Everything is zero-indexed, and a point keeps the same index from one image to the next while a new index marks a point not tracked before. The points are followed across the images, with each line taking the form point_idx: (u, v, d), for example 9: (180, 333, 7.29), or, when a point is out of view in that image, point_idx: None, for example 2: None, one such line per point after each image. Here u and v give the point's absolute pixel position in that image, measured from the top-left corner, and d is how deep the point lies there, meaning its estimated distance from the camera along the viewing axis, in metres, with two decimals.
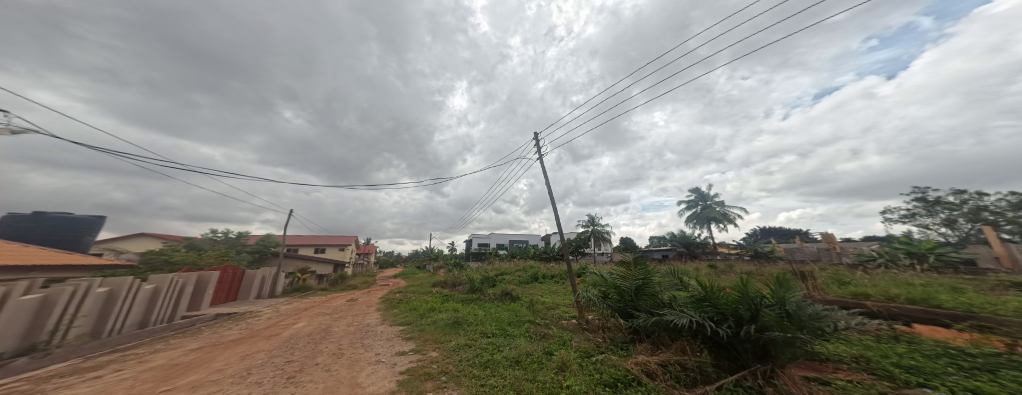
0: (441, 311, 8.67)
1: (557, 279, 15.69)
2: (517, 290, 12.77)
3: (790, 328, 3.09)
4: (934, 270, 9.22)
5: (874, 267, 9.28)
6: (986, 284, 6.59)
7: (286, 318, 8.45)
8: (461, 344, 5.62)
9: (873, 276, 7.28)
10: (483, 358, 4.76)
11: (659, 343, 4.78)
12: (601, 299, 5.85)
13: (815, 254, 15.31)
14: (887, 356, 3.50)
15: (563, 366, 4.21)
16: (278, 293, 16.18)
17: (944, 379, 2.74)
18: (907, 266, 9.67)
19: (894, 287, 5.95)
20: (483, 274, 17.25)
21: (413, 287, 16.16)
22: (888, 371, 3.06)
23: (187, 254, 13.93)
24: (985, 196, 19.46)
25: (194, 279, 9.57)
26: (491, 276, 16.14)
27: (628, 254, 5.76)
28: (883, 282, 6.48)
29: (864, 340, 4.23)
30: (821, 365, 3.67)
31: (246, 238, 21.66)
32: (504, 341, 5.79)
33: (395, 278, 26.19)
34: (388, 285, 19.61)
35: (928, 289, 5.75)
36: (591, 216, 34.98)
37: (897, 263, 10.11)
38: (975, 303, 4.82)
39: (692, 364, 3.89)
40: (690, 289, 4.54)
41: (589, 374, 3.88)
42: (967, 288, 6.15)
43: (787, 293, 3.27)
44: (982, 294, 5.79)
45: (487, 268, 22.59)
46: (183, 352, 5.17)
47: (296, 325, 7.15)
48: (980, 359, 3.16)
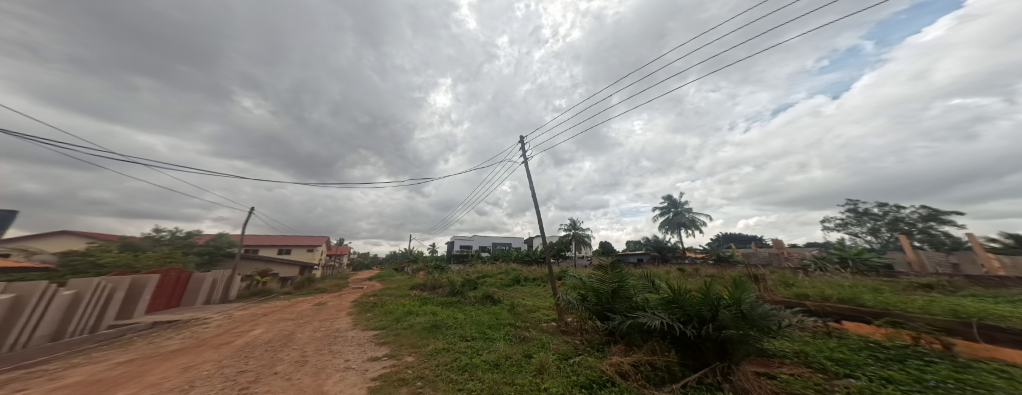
0: (418, 314, 8.46)
1: (538, 282, 15.80)
2: (499, 293, 12.75)
3: (743, 327, 3.38)
4: (860, 272, 10.39)
5: (813, 271, 10.29)
6: (901, 285, 7.52)
7: (242, 325, 7.80)
8: (439, 347, 5.57)
9: (812, 278, 8.05)
10: (462, 361, 4.69)
11: (632, 343, 4.97)
12: (579, 301, 5.98)
13: (766, 259, 16.71)
14: (822, 351, 3.89)
15: (541, 368, 4.26)
16: (233, 298, 14.97)
17: (865, 368, 3.11)
18: (840, 269, 10.81)
19: (829, 288, 6.62)
20: (465, 276, 17.08)
21: (389, 290, 15.59)
22: (822, 364, 3.40)
23: (121, 255, 12.48)
24: (902, 208, 22.06)
25: (127, 283, 8.62)
26: (474, 279, 15.95)
27: (606, 258, 5.96)
28: (820, 284, 7.19)
29: (804, 336, 4.65)
30: (769, 360, 3.97)
31: (196, 237, 19.86)
32: (483, 344, 5.74)
33: (370, 280, 25.16)
34: (362, 288, 18.80)
35: (854, 290, 6.48)
36: (572, 220, 35.66)
37: (831, 266, 11.28)
38: (892, 302, 5.49)
39: (661, 363, 4.12)
40: (661, 292, 4.74)
41: (566, 376, 3.95)
42: (886, 289, 6.98)
43: (742, 294, 3.58)
44: (896, 294, 6.60)
45: (470, 271, 22.39)
46: (109, 366, 4.63)
47: (253, 332, 6.65)
48: (897, 351, 3.59)
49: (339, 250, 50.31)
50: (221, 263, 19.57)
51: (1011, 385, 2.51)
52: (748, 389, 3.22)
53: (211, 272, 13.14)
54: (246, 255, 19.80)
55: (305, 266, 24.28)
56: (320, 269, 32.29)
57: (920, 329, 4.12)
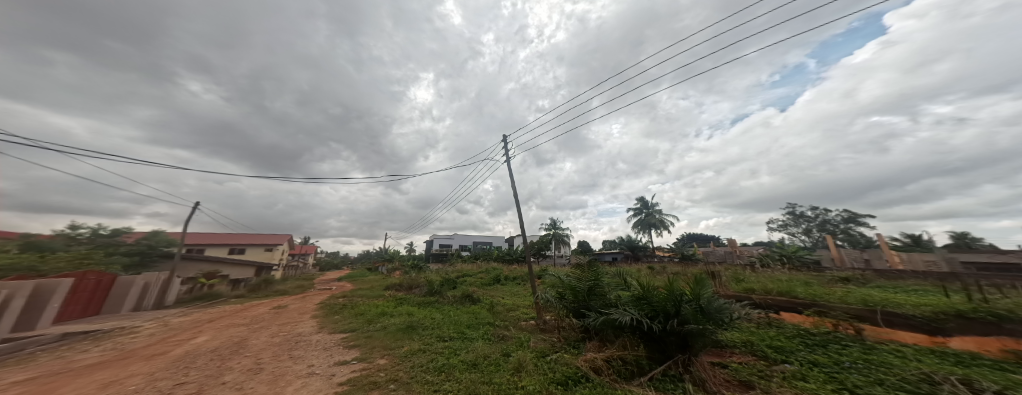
0: (391, 315, 8.19)
1: (518, 282, 15.90)
2: (480, 292, 12.67)
3: (701, 320, 3.65)
4: (795, 268, 11.66)
5: (759, 267, 11.33)
6: (826, 279, 8.50)
7: (180, 333, 7.07)
8: (416, 348, 5.47)
9: (758, 274, 8.86)
10: (439, 362, 4.62)
11: (605, 339, 5.16)
12: (557, 299, 6.10)
13: (722, 256, 18.18)
14: (765, 339, 4.32)
15: (519, 366, 4.30)
16: (169, 303, 13.46)
17: (797, 353, 3.51)
18: (781, 265, 12.02)
19: (771, 282, 7.34)
20: (444, 275, 16.80)
21: (361, 291, 14.90)
22: (764, 352, 3.77)
23: (23, 256, 10.77)
24: (829, 211, 25.01)
25: (28, 289, 7.50)
26: (453, 279, 15.74)
27: (583, 257, 6.14)
28: (765, 279, 7.93)
29: (750, 327, 5.12)
30: (721, 351, 4.32)
31: (125, 235, 17.60)
32: (462, 344, 5.68)
33: (338, 281, 24.01)
34: (329, 290, 17.82)
35: (790, 284, 7.23)
36: (552, 219, 36.28)
37: (774, 263, 12.51)
38: (816, 293, 6.19)
39: (631, 358, 4.34)
40: (632, 289, 4.96)
41: (543, 374, 4.03)
42: (814, 282, 7.87)
43: (701, 290, 3.88)
44: (822, 286, 7.47)
45: (449, 270, 22.10)
46: (2, 387, 4.01)
47: (195, 341, 6.07)
48: (820, 336, 4.11)
49: (307, 250, 47.24)
50: (153, 265, 17.50)
51: (902, 362, 3.00)
52: (705, 379, 3.49)
53: (141, 275, 11.88)
54: (185, 255, 17.64)
55: (261, 266, 22.47)
56: (279, 269, 30.12)
57: (835, 315, 4.76)
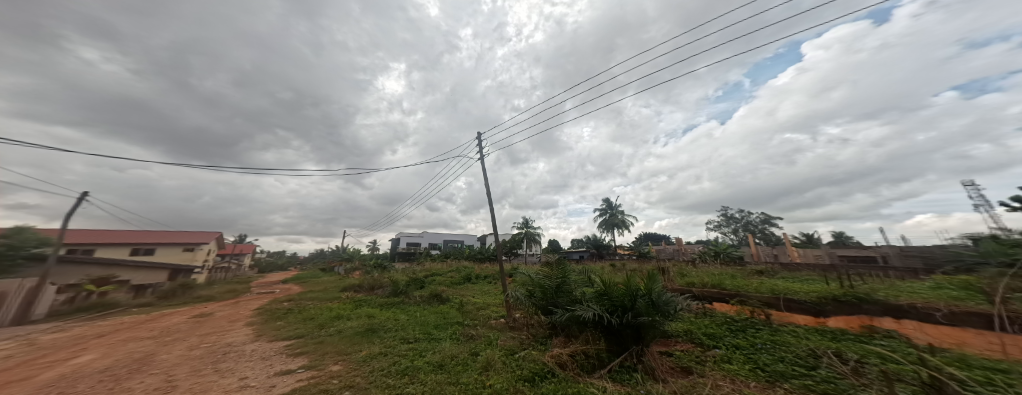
0: (347, 319, 7.64)
1: (490, 280, 15.82)
2: (449, 291, 12.36)
3: (652, 313, 4.02)
4: (726, 262, 13.24)
5: (699, 263, 12.64)
6: (746, 273, 9.57)
7: (55, 353, 5.86)
8: (377, 351, 5.19)
9: (699, 269, 9.87)
10: (402, 365, 4.41)
11: (570, 334, 5.32)
12: (527, 297, 6.11)
13: (670, 254, 19.96)
14: (706, 328, 4.82)
15: (487, 365, 4.26)
16: (36, 317, 10.37)
17: (726, 341, 3.96)
18: (717, 260, 13.55)
19: (706, 276, 8.24)
20: (411, 275, 16.18)
21: (312, 294, 13.69)
22: (701, 339, 4.23)
23: None
24: (751, 213, 28.75)
25: None
26: (422, 278, 15.22)
27: (553, 255, 6.26)
28: (704, 273, 8.86)
29: (693, 317, 5.63)
30: (668, 340, 4.74)
31: None
32: (427, 345, 5.49)
33: (287, 283, 21.92)
34: (274, 293, 16.15)
35: (720, 277, 8.17)
36: (524, 219, 36.74)
37: (711, 258, 14.02)
38: (740, 284, 6.97)
39: (593, 352, 4.55)
40: (595, 285, 5.13)
41: (510, 371, 4.03)
42: (738, 275, 8.99)
43: (654, 285, 4.22)
44: (744, 278, 8.58)
45: (417, 270, 21.33)
46: None
47: (80, 361, 5.07)
48: (741, 322, 4.83)
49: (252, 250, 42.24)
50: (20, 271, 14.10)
51: (796, 341, 3.82)
52: (655, 368, 3.80)
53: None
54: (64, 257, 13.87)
55: (179, 269, 19.37)
56: (208, 271, 26.37)
57: (750, 302, 5.51)
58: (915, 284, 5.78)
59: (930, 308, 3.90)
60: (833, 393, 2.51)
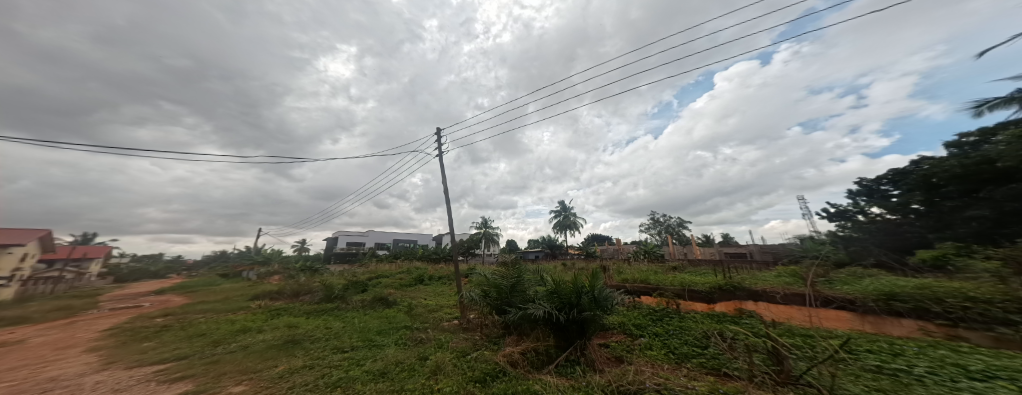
0: (258, 332, 6.55)
1: (444, 281, 15.26)
2: (397, 294, 11.50)
3: (594, 308, 4.34)
4: (653, 259, 15.07)
5: (633, 261, 14.13)
6: (665, 268, 10.97)
7: None
8: (303, 363, 4.57)
9: (634, 267, 10.99)
10: (333, 377, 3.93)
11: (522, 332, 5.38)
12: (482, 297, 5.97)
13: (612, 253, 21.89)
14: (638, 320, 5.36)
15: (436, 368, 4.01)
16: None
17: (657, 333, 4.72)
18: (647, 258, 15.32)
19: (635, 273, 9.24)
20: (351, 277, 14.69)
21: (211, 304, 11.34)
22: (637, 332, 4.89)
23: None
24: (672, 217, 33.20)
25: None
26: (364, 281, 13.94)
27: (509, 255, 6.23)
28: (635, 270, 9.91)
29: (628, 310, 6.14)
30: (607, 333, 5.17)
31: None
32: (367, 353, 5.00)
33: (181, 292, 17.87)
34: (155, 306, 12.96)
35: (645, 273, 9.22)
36: (483, 218, 36.51)
37: (642, 256, 15.83)
38: (661, 278, 7.68)
39: (542, 348, 4.69)
40: (547, 284, 5.26)
41: (462, 373, 3.87)
42: (658, 270, 10.32)
43: (597, 282, 4.57)
44: (663, 272, 9.87)
45: (359, 272, 19.49)
46: None
47: None
48: (660, 313, 5.57)
49: (111, 249, 32.07)
50: None
51: (695, 324, 4.77)
52: (595, 359, 4.07)
53: None
54: None
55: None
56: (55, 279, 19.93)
57: (663, 293, 6.22)
58: (768, 273, 7.38)
59: (772, 291, 5.14)
60: (717, 367, 3.35)
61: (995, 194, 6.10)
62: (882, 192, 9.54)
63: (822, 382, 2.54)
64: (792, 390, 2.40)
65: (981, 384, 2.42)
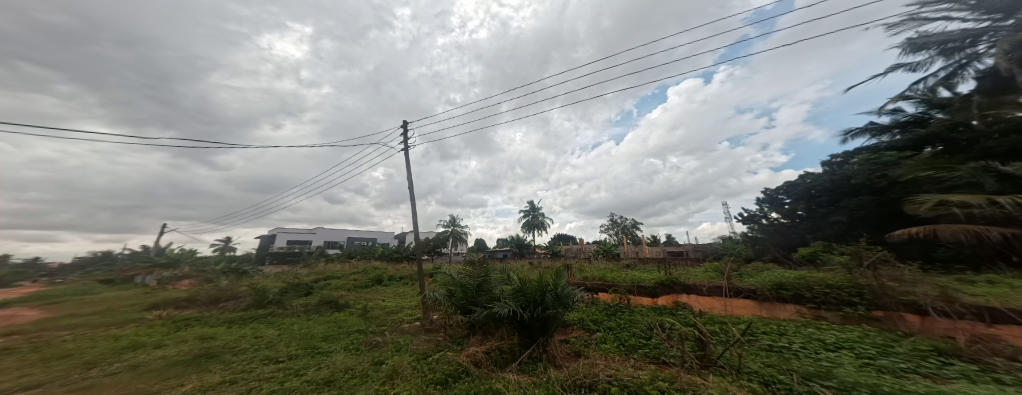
0: (158, 347, 5.57)
1: (405, 281, 14.59)
2: (348, 297, 10.71)
3: (557, 305, 4.49)
4: (610, 258, 16.07)
5: (593, 259, 14.88)
6: (620, 266, 11.71)
7: None
8: (224, 377, 3.97)
9: (593, 265, 11.58)
10: (267, 390, 3.50)
11: (486, 332, 5.33)
12: (446, 297, 5.78)
13: (575, 252, 22.85)
14: (596, 316, 5.64)
15: (393, 372, 3.78)
16: None
17: (610, 326, 5.03)
18: (605, 257, 16.28)
19: (592, 271, 9.84)
20: (294, 280, 13.24)
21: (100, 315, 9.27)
22: (593, 326, 5.17)
23: None
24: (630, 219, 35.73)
25: None
26: (309, 282, 12.71)
27: (476, 254, 6.10)
28: (592, 268, 10.48)
29: (587, 306, 6.44)
30: (568, 328, 5.35)
31: None
32: (309, 362, 4.55)
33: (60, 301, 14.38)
34: None
35: (600, 270, 9.84)
36: (452, 217, 35.74)
37: (601, 255, 16.77)
38: (615, 276, 8.22)
39: (506, 346, 4.70)
40: (513, 282, 5.27)
41: (422, 376, 3.70)
42: (612, 268, 11.05)
43: (560, 280, 4.73)
44: (616, 270, 10.60)
45: (305, 273, 17.71)
46: None
47: None
48: (616, 308, 5.94)
49: None
50: None
51: (642, 317, 5.19)
52: (554, 355, 4.19)
53: None
54: None
55: None
56: None
57: (617, 289, 6.60)
58: (698, 268, 8.35)
59: (700, 283, 5.77)
60: (658, 356, 3.67)
61: (854, 204, 7.86)
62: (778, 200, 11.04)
63: (731, 362, 3.00)
64: (711, 371, 2.86)
65: (836, 355, 3.12)
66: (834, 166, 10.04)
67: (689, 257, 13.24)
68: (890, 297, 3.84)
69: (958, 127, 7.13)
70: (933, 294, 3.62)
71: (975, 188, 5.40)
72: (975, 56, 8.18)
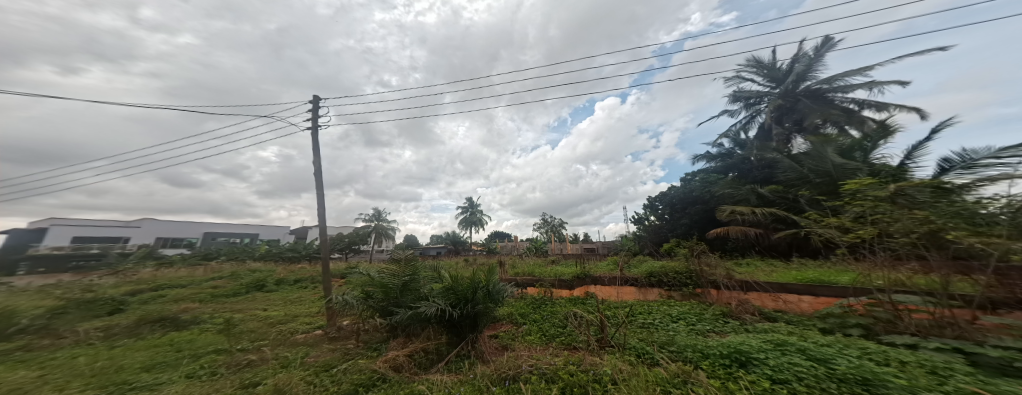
0: None
1: (305, 284, 11.64)
2: (219, 302, 8.34)
3: (487, 301, 4.53)
4: (537, 254, 17.07)
5: (525, 256, 15.51)
6: (546, 262, 12.50)
7: None
8: None
9: (522, 262, 12.06)
10: None
11: (410, 333, 5.00)
12: (361, 300, 5.14)
13: (509, 249, 23.54)
14: (526, 311, 5.82)
15: (281, 388, 3.07)
16: None
17: (534, 319, 5.32)
18: (533, 254, 17.17)
19: (524, 267, 10.34)
20: (130, 283, 9.57)
21: None
22: (520, 319, 5.41)
23: None
24: (559, 219, 38.94)
25: None
26: (112, 297, 7.98)
27: (404, 250, 5.51)
28: (524, 265, 10.94)
29: (515, 302, 6.61)
30: (499, 324, 5.37)
31: None
32: None
33: None
34: None
35: (532, 266, 10.35)
36: (377, 210, 32.54)
37: (530, 252, 17.63)
38: (542, 271, 8.83)
39: (432, 347, 4.51)
40: (444, 280, 5.04)
41: (323, 389, 3.22)
42: (540, 264, 11.74)
43: (492, 276, 4.78)
44: (541, 265, 11.30)
45: (157, 266, 12.96)
46: None
47: None
48: (541, 301, 6.33)
49: None
50: None
51: (561, 307, 5.65)
52: (483, 350, 4.21)
53: None
54: None
55: None
56: None
57: (542, 283, 7.02)
58: (604, 262, 9.61)
59: (605, 275, 6.57)
60: (569, 342, 4.07)
61: (693, 213, 10.98)
62: (653, 206, 13.25)
63: (618, 340, 3.53)
64: (606, 350, 3.31)
65: (676, 324, 4.05)
66: (684, 182, 12.87)
67: (599, 253, 15.14)
68: (704, 278, 5.25)
69: (744, 160, 11.58)
70: (724, 275, 5.10)
71: (743, 200, 9.62)
72: (759, 110, 13.31)
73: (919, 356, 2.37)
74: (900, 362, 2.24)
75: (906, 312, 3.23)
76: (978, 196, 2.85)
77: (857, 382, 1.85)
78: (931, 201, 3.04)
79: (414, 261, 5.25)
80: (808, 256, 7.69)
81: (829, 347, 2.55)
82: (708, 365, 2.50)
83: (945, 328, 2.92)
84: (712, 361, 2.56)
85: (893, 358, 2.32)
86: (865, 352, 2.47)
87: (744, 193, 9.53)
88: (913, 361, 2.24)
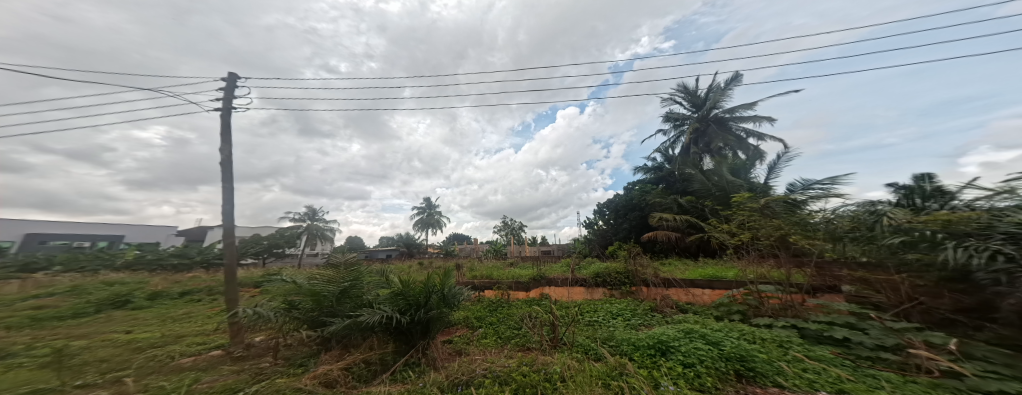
0: None
1: (195, 298, 9.68)
2: (79, 324, 6.44)
3: (442, 306, 4.30)
4: (496, 256, 16.97)
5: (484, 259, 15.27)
6: (503, 265, 12.47)
7: None
8: None
9: (479, 264, 11.82)
10: None
11: (348, 344, 4.50)
12: (284, 312, 4.44)
13: (468, 252, 23.01)
14: (485, 314, 5.68)
15: None
16: None
17: (490, 322, 5.22)
18: (490, 256, 16.95)
19: (480, 270, 10.15)
20: None
21: None
22: (476, 323, 5.27)
23: None
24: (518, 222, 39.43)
25: None
26: None
27: (343, 253, 4.94)
28: (482, 267, 10.76)
29: (471, 305, 6.45)
30: (453, 329, 5.14)
31: None
32: None
33: None
34: None
35: (488, 269, 10.23)
36: (314, 208, 29.25)
37: (487, 255, 17.40)
38: (500, 273, 8.75)
39: (375, 358, 4.12)
40: (392, 285, 4.66)
41: None
42: (498, 266, 11.64)
43: (447, 280, 4.58)
44: (499, 268, 11.25)
45: None
46: None
47: None
48: (498, 304, 6.28)
49: None
50: None
51: (516, 309, 5.65)
52: (434, 357, 3.99)
53: None
54: None
55: None
56: None
57: (500, 285, 6.99)
58: (557, 264, 9.93)
59: (558, 276, 6.82)
60: (522, 343, 4.10)
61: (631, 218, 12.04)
62: (601, 212, 14.31)
63: (567, 339, 3.66)
64: (557, 348, 3.40)
65: (613, 320, 4.38)
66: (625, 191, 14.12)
67: (554, 255, 15.64)
68: (639, 276, 5.77)
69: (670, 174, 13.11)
70: (651, 273, 5.66)
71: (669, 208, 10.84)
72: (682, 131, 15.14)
73: (773, 333, 2.95)
74: (762, 339, 2.74)
75: (766, 299, 4.02)
76: (811, 209, 3.89)
77: (736, 359, 2.19)
78: (784, 211, 4.04)
79: (356, 265, 4.76)
80: (708, 256, 9.37)
81: (719, 331, 3.02)
82: (638, 356, 2.72)
83: (788, 309, 3.75)
84: (636, 351, 2.82)
85: (758, 336, 2.82)
86: (742, 333, 2.97)
87: (669, 202, 10.84)
88: (770, 337, 2.78)
